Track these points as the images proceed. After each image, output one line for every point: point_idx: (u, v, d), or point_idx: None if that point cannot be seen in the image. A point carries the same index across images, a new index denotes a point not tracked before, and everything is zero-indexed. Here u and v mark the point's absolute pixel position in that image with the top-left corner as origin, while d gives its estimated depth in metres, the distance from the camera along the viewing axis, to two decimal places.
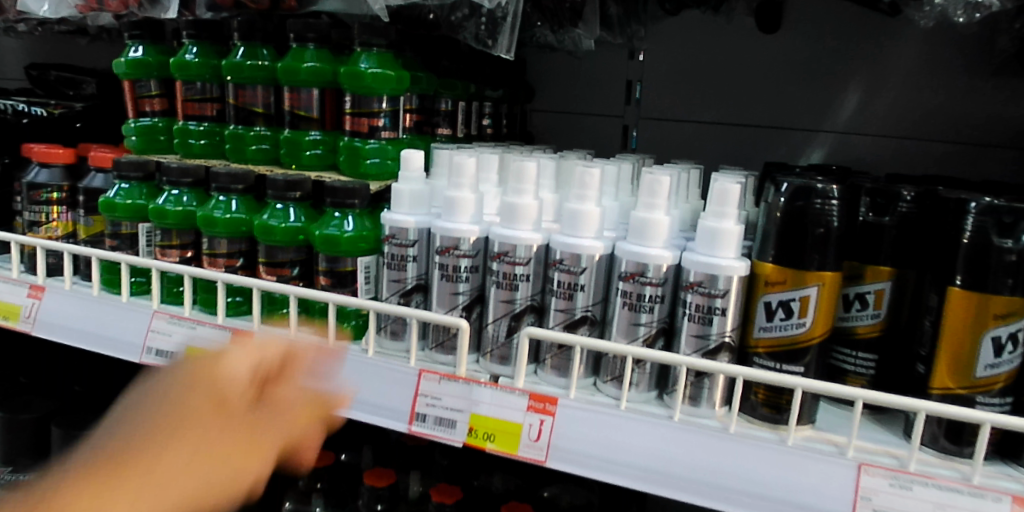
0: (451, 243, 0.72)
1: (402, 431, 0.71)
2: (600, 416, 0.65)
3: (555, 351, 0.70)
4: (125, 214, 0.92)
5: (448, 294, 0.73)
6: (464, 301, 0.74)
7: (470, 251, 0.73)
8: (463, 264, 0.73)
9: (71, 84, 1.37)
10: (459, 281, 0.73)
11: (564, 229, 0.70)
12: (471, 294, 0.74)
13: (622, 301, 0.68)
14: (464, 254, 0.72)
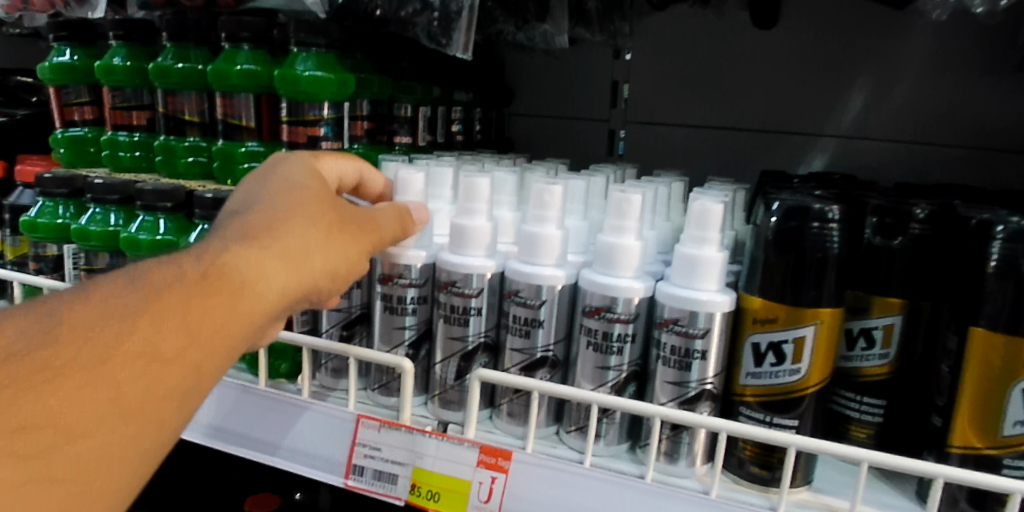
0: (396, 271, 0.62)
1: (337, 486, 0.61)
2: (559, 473, 0.56)
3: (511, 396, 0.61)
4: (47, 234, 0.80)
5: (392, 329, 0.63)
6: (411, 337, 0.63)
7: (417, 281, 0.63)
8: (410, 294, 0.63)
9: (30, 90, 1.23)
10: (405, 314, 0.63)
11: (521, 254, 0.60)
12: (417, 330, 0.63)
13: (587, 340, 0.59)
14: (410, 282, 0.62)
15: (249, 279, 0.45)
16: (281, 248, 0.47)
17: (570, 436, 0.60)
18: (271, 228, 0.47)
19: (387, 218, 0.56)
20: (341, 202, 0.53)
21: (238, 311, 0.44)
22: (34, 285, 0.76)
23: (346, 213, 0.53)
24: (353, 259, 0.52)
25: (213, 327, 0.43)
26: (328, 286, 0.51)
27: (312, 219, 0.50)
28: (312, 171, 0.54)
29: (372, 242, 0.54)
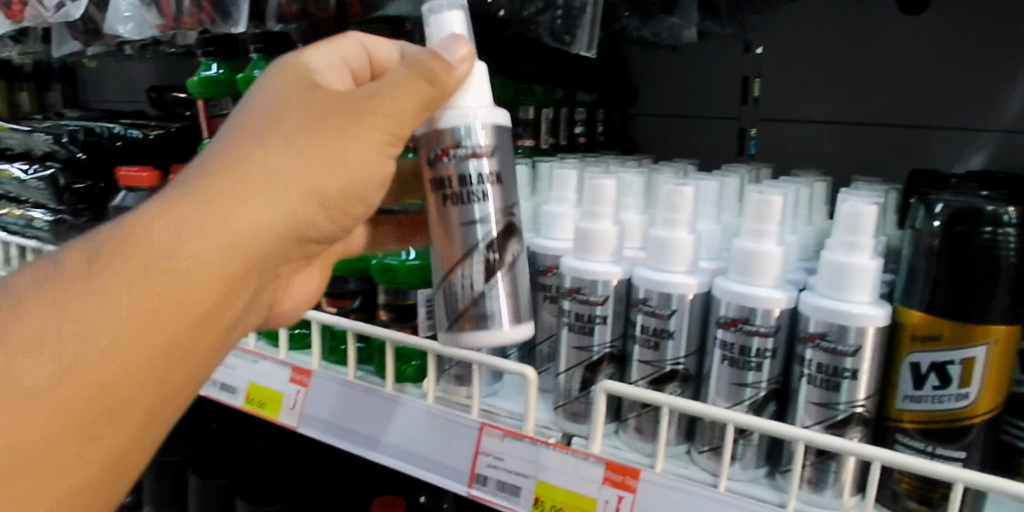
0: (447, 145, 0.51)
1: (461, 494, 0.60)
2: (691, 497, 0.53)
3: (638, 411, 0.58)
4: None
5: (463, 224, 0.52)
6: (487, 232, 0.53)
7: (481, 148, 0.52)
8: (473, 172, 0.52)
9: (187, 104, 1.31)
10: (468, 205, 0.52)
11: (649, 260, 0.57)
12: (497, 226, 0.53)
13: (722, 354, 0.55)
14: (477, 152, 0.51)
15: (206, 222, 0.43)
16: (245, 177, 0.44)
17: (702, 457, 0.57)
18: (231, 158, 0.45)
19: (400, 92, 0.47)
20: (313, 107, 0.47)
21: (201, 255, 0.43)
22: None
23: (332, 111, 0.47)
24: (353, 160, 0.47)
25: (176, 278, 0.42)
26: (324, 199, 0.47)
27: (280, 135, 0.46)
28: (293, 74, 0.49)
29: (376, 135, 0.47)
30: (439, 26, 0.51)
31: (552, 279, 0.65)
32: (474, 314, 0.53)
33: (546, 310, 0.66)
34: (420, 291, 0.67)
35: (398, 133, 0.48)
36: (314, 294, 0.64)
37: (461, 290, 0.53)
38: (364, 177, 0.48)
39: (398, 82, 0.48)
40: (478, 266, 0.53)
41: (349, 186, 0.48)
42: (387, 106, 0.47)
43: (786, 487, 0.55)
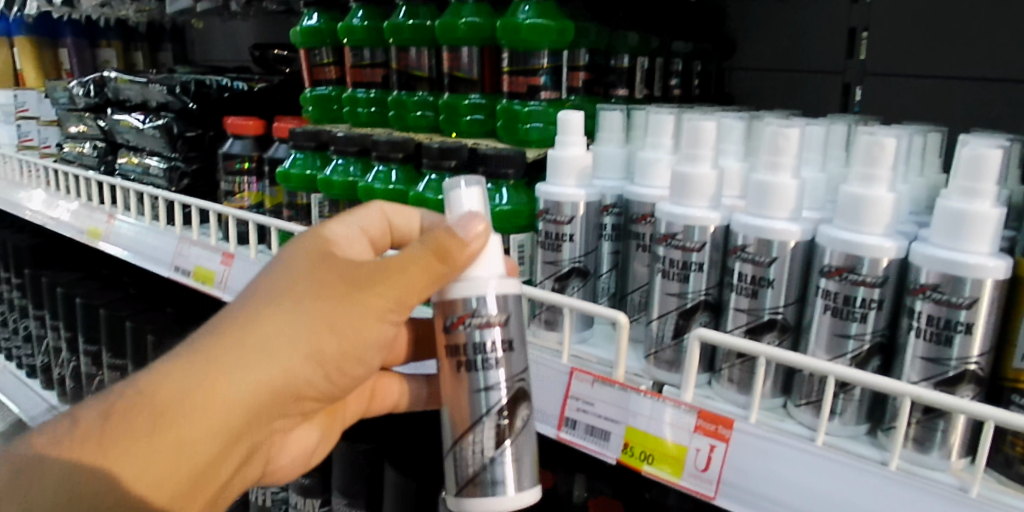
0: (463, 311, 0.53)
1: (550, 437, 0.61)
2: (786, 450, 0.51)
3: (732, 361, 0.57)
4: (299, 185, 0.88)
5: (475, 394, 0.54)
6: (496, 398, 0.54)
7: (492, 317, 0.54)
8: (485, 340, 0.54)
9: (287, 61, 1.37)
10: (486, 370, 0.54)
11: (749, 206, 0.55)
12: (503, 401, 0.55)
13: (824, 304, 0.53)
14: (488, 322, 0.54)
15: (207, 392, 0.47)
16: (249, 343, 0.48)
17: (799, 410, 0.55)
18: (244, 327, 0.48)
19: (411, 268, 0.50)
20: (340, 269, 0.50)
21: (200, 418, 0.47)
22: (288, 230, 0.84)
23: (344, 280, 0.50)
24: (355, 331, 0.50)
25: (177, 441, 0.46)
26: (321, 364, 0.50)
27: (291, 309, 0.49)
28: (317, 242, 0.52)
29: (380, 306, 0.50)
30: (456, 202, 0.54)
31: (646, 227, 0.63)
32: (484, 481, 0.54)
33: (638, 259, 0.65)
34: (512, 236, 0.68)
35: (405, 301, 0.51)
36: (314, 452, 0.65)
37: (471, 455, 0.54)
38: (365, 344, 0.51)
39: (409, 258, 0.50)
40: (488, 432, 0.54)
41: (348, 355, 0.51)
42: (395, 277, 0.50)
43: (889, 445, 0.53)
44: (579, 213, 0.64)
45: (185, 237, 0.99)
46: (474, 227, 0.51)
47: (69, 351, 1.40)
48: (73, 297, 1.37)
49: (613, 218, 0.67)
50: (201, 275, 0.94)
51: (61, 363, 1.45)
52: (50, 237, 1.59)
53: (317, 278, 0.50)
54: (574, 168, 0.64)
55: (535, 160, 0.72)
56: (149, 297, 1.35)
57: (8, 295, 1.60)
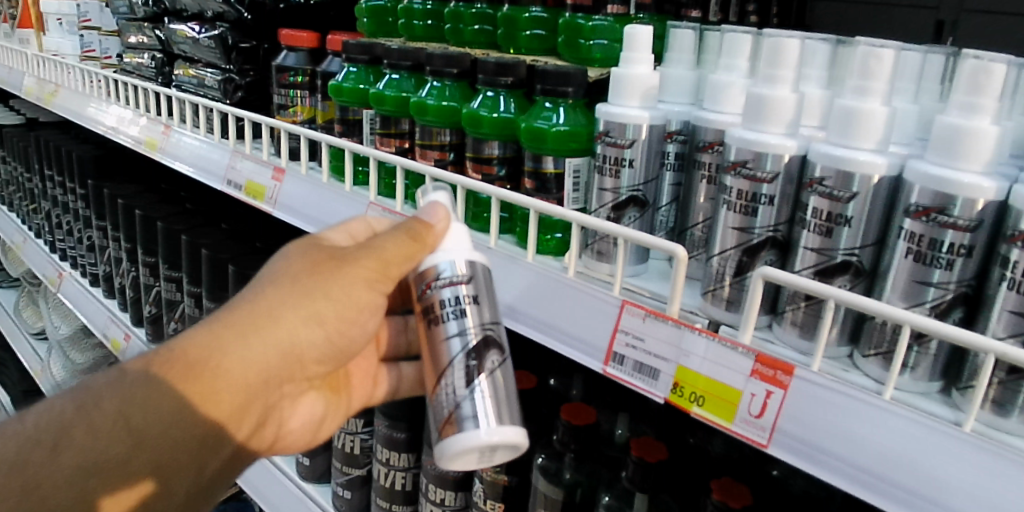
0: (429, 268, 0.56)
1: (595, 371, 0.58)
2: (849, 402, 0.47)
3: (798, 303, 0.53)
4: (351, 100, 0.85)
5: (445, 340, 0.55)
6: (465, 343, 0.55)
7: (458, 277, 0.55)
8: (450, 296, 0.55)
9: None
10: (454, 320, 0.55)
11: (831, 135, 0.50)
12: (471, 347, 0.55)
13: (906, 247, 0.48)
14: (456, 281, 0.55)
15: (222, 348, 0.51)
16: (250, 316, 0.52)
17: (867, 361, 0.51)
18: (248, 298, 0.54)
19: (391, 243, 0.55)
20: (328, 253, 0.56)
21: (215, 382, 0.51)
22: (337, 145, 0.81)
23: (336, 259, 0.55)
24: (345, 298, 0.54)
25: (200, 393, 0.51)
26: (320, 330, 0.54)
27: (289, 282, 0.54)
28: (307, 241, 0.58)
29: (366, 275, 0.55)
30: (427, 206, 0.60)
31: (711, 156, 0.59)
32: (464, 417, 0.53)
33: (701, 191, 0.60)
34: (569, 160, 0.65)
35: (390, 272, 0.55)
36: (320, 431, 0.69)
37: (445, 399, 0.54)
38: (357, 311, 0.56)
39: (390, 235, 0.55)
40: (458, 374, 0.54)
41: (340, 320, 0.55)
42: (381, 252, 0.55)
43: (964, 406, 0.47)
44: (641, 137, 0.60)
45: (237, 151, 0.98)
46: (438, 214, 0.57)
47: (129, 262, 1.43)
48: (132, 209, 1.39)
49: (678, 145, 0.63)
50: (252, 190, 0.93)
51: (122, 274, 1.48)
52: (114, 150, 1.62)
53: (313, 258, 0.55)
54: (640, 88, 0.59)
55: (597, 79, 0.67)
56: (205, 213, 1.37)
57: (74, 205, 1.63)
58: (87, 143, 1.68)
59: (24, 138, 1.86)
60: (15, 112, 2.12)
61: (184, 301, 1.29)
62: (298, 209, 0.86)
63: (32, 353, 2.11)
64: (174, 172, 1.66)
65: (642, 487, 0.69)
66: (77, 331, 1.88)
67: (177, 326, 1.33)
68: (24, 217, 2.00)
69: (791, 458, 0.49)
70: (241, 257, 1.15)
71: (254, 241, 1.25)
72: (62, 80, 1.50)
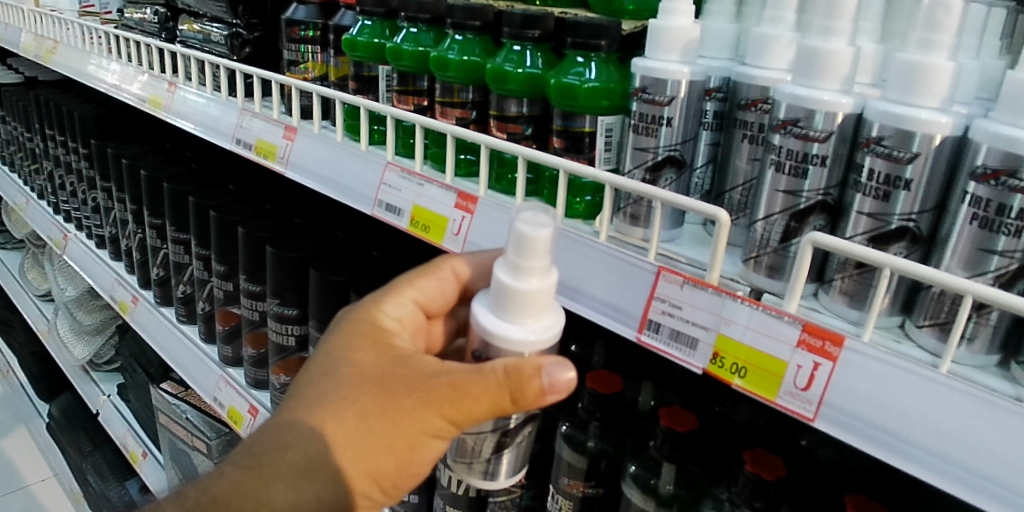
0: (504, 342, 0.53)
1: (629, 339, 0.56)
2: (904, 375, 0.44)
3: (848, 270, 0.50)
4: (367, 55, 0.81)
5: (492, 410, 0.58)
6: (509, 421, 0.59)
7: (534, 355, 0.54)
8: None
9: None
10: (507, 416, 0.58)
11: (891, 93, 0.47)
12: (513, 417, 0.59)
13: (970, 212, 0.45)
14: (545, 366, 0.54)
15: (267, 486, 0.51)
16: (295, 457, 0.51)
17: (921, 332, 0.48)
18: (309, 430, 0.51)
19: (483, 398, 0.51)
20: (388, 374, 0.52)
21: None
22: (353, 103, 0.78)
23: (410, 409, 0.51)
24: (417, 450, 0.53)
25: None
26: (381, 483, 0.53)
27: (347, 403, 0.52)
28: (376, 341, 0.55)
29: (431, 417, 0.51)
30: (526, 241, 0.51)
31: (755, 115, 0.56)
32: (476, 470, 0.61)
33: (742, 151, 0.58)
34: (600, 118, 0.62)
35: (460, 419, 0.51)
36: None
37: (472, 449, 0.60)
38: (423, 461, 0.54)
39: (487, 387, 0.51)
40: (489, 443, 0.60)
41: (404, 465, 0.53)
42: (466, 407, 0.51)
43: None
44: (680, 94, 0.56)
45: (246, 109, 0.95)
46: (561, 384, 0.51)
47: (135, 224, 1.40)
48: (137, 169, 1.35)
49: (716, 104, 0.60)
50: (263, 149, 0.89)
51: (128, 236, 1.46)
52: (116, 109, 1.57)
53: (378, 392, 0.52)
54: (679, 41, 0.56)
55: (630, 33, 0.65)
56: (211, 174, 1.33)
57: (76, 165, 1.60)
58: (88, 102, 1.64)
59: (24, 97, 1.81)
60: (13, 70, 2.07)
61: (193, 263, 1.27)
62: (311, 169, 0.83)
63: (39, 315, 2.11)
64: (180, 132, 1.62)
65: (671, 456, 0.67)
66: (82, 292, 1.86)
67: (186, 288, 1.31)
68: (26, 178, 1.97)
69: (839, 432, 0.46)
70: (250, 219, 1.12)
71: (263, 204, 1.22)
72: (61, 36, 1.45)
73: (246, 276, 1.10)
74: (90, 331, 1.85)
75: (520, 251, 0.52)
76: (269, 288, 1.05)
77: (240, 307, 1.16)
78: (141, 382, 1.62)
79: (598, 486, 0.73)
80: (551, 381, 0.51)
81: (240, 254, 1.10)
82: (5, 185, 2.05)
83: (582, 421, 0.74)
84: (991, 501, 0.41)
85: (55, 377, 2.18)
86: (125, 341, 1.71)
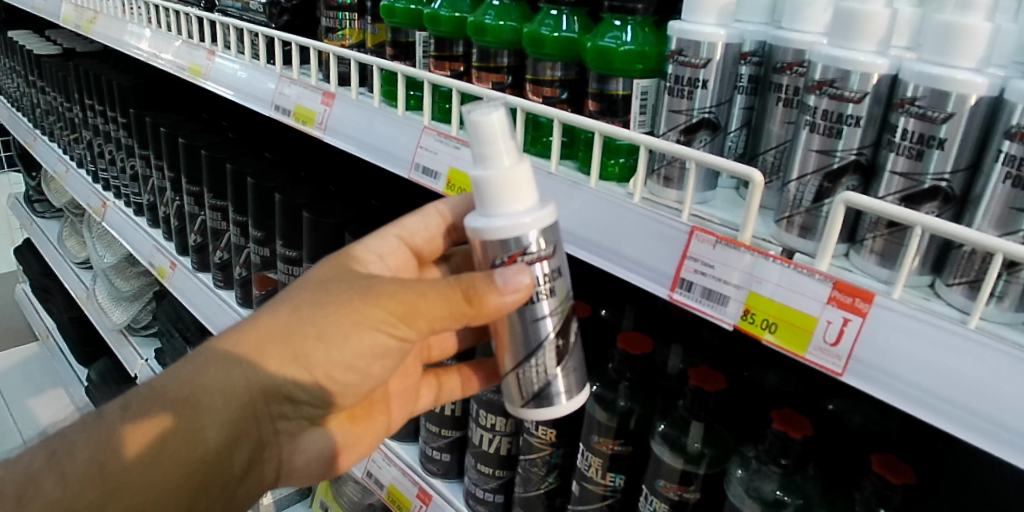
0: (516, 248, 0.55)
1: (661, 297, 0.57)
2: (932, 330, 0.45)
3: (880, 230, 0.51)
4: (404, 21, 0.82)
5: (533, 324, 0.58)
6: (551, 327, 0.59)
7: (542, 251, 0.56)
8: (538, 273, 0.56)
9: None
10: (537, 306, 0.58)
11: (926, 54, 0.48)
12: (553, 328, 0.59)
13: (1004, 171, 0.45)
14: (542, 255, 0.56)
15: (243, 351, 0.56)
16: (275, 331, 0.56)
17: (951, 290, 0.49)
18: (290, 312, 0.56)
19: (428, 297, 0.53)
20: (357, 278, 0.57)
21: (228, 371, 0.56)
22: (391, 69, 0.79)
23: (367, 297, 0.55)
24: (364, 339, 0.56)
25: (216, 381, 0.56)
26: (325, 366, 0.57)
27: (324, 293, 0.56)
28: (343, 258, 0.61)
29: (387, 307, 0.54)
30: (482, 125, 0.54)
31: (790, 78, 0.57)
32: (548, 396, 0.60)
33: (776, 115, 0.59)
34: (635, 81, 0.63)
35: (400, 311, 0.54)
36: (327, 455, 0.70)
37: (535, 376, 0.60)
38: (371, 352, 0.57)
39: (434, 289, 0.53)
40: (553, 353, 0.59)
41: (351, 356, 0.57)
42: (411, 302, 0.53)
43: None
44: (716, 56, 0.57)
45: (284, 76, 0.97)
46: (517, 282, 0.53)
47: (173, 191, 1.44)
48: (175, 137, 1.38)
49: (752, 67, 0.60)
50: (301, 115, 0.92)
51: (165, 203, 1.50)
52: (155, 79, 1.61)
53: (346, 285, 0.56)
54: (717, 3, 0.57)
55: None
56: (247, 143, 1.36)
57: (116, 134, 1.64)
58: (127, 71, 1.67)
59: (64, 68, 1.86)
60: (51, 42, 2.11)
61: (230, 229, 1.30)
62: (348, 134, 0.85)
63: (78, 281, 2.17)
64: (216, 100, 1.65)
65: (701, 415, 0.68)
66: (121, 259, 1.92)
67: (223, 254, 1.35)
68: (65, 147, 2.02)
69: (866, 387, 0.48)
70: (286, 185, 1.15)
71: (298, 172, 1.25)
72: (102, 7, 1.48)
73: (282, 241, 1.13)
74: (128, 297, 1.90)
75: (480, 140, 0.55)
76: (305, 253, 1.07)
77: (276, 272, 1.19)
78: (176, 346, 1.66)
79: (627, 445, 0.75)
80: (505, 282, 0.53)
81: (277, 219, 1.13)
82: (46, 154, 2.11)
83: (612, 380, 0.76)
84: (1016, 453, 0.42)
85: (94, 342, 2.25)
86: (162, 307, 1.76)
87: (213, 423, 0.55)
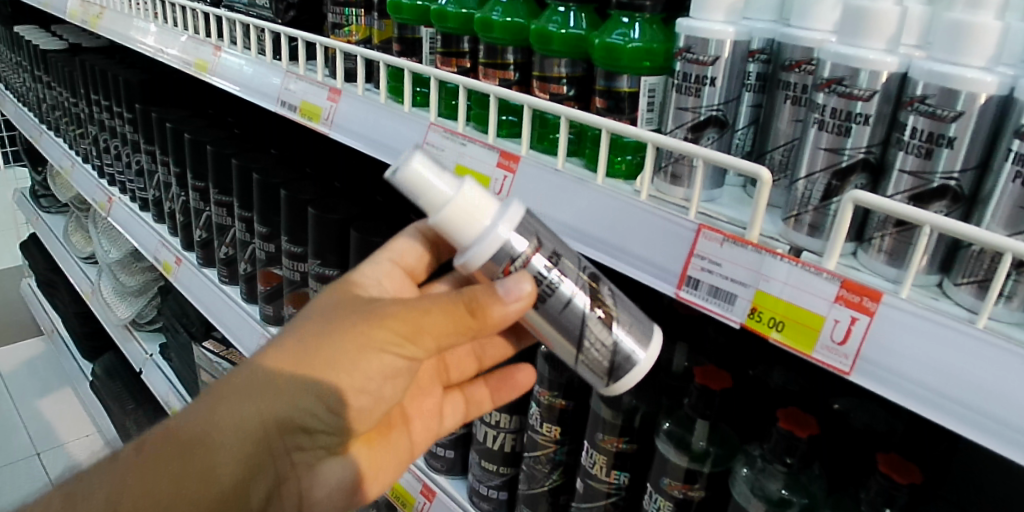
0: (506, 260, 0.56)
1: (668, 294, 0.57)
2: (941, 330, 0.45)
3: (889, 229, 0.51)
4: (411, 18, 0.82)
5: (564, 313, 0.59)
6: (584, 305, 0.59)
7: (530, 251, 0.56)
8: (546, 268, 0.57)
9: None
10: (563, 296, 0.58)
11: (936, 51, 0.48)
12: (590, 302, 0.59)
13: (1014, 170, 0.45)
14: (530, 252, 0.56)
15: (250, 383, 0.56)
16: (280, 358, 0.56)
17: (959, 290, 0.49)
18: (293, 339, 0.56)
19: (433, 313, 0.53)
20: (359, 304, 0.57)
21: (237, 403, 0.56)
22: (398, 65, 0.79)
23: (372, 319, 0.55)
24: (372, 361, 0.56)
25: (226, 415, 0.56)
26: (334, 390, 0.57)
27: (328, 319, 0.56)
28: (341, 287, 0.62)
29: (393, 327, 0.54)
30: (413, 178, 0.55)
31: (798, 76, 0.57)
32: (621, 369, 0.61)
33: (785, 113, 0.58)
34: (643, 78, 0.62)
35: (406, 331, 0.54)
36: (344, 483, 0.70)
37: (598, 354, 0.60)
38: (380, 374, 0.57)
39: (437, 305, 0.54)
40: (599, 330, 0.59)
41: (358, 378, 0.57)
42: (414, 321, 0.54)
43: None
44: (724, 54, 0.57)
45: (291, 72, 0.97)
46: (517, 290, 0.54)
47: (178, 186, 1.44)
48: (181, 133, 1.38)
49: (760, 65, 0.60)
50: (307, 111, 0.92)
51: (171, 199, 1.50)
52: (160, 74, 1.61)
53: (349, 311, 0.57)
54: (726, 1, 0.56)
55: None
56: (252, 138, 1.36)
57: (121, 129, 1.64)
58: (132, 67, 1.67)
59: (70, 63, 1.86)
60: (57, 37, 2.12)
61: (235, 225, 1.31)
62: (354, 130, 0.85)
63: (83, 276, 2.17)
64: (221, 96, 1.65)
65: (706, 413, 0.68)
66: (126, 255, 1.92)
67: (228, 250, 1.35)
68: (71, 142, 2.02)
69: (874, 386, 0.47)
70: (291, 181, 1.15)
71: (303, 168, 1.25)
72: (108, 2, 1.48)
73: (287, 237, 1.13)
74: (133, 292, 1.91)
75: (417, 193, 0.56)
76: (310, 249, 1.07)
77: (281, 268, 1.19)
78: (181, 341, 1.67)
79: (632, 443, 0.75)
80: (505, 291, 0.53)
81: (283, 215, 1.13)
82: (52, 149, 2.11)
83: None
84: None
85: (99, 337, 2.26)
86: (167, 302, 1.77)
87: (228, 455, 0.55)
